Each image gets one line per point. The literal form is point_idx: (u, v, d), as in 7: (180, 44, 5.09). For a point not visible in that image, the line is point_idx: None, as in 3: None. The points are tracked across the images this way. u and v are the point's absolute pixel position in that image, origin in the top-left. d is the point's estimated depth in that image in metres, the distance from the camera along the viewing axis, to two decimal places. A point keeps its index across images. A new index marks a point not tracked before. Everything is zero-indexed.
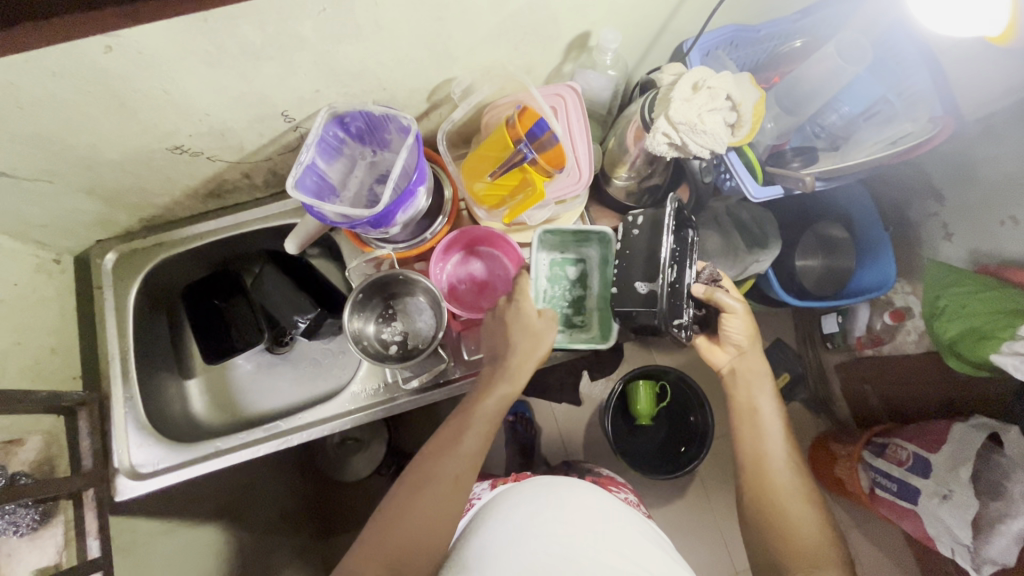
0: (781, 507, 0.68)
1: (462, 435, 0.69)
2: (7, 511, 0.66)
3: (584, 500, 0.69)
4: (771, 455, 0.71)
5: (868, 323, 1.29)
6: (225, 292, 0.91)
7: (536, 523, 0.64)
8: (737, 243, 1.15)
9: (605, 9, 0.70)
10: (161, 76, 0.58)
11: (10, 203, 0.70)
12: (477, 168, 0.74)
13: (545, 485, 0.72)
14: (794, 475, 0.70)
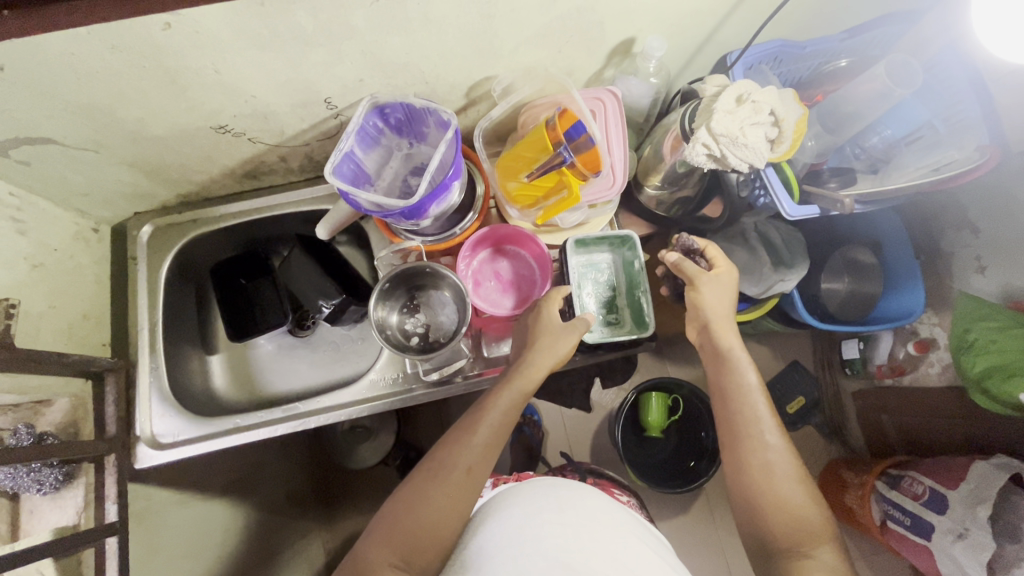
0: (762, 488, 0.63)
1: (475, 429, 0.69)
2: (33, 469, 0.68)
3: (583, 505, 0.68)
4: (751, 435, 0.66)
5: (891, 352, 1.30)
6: (251, 272, 0.93)
7: (535, 526, 0.63)
8: (762, 260, 1.13)
9: (652, 15, 0.69)
10: (213, 56, 0.59)
11: (56, 169, 0.72)
12: (512, 167, 0.74)
13: (541, 489, 0.71)
14: (783, 453, 0.65)
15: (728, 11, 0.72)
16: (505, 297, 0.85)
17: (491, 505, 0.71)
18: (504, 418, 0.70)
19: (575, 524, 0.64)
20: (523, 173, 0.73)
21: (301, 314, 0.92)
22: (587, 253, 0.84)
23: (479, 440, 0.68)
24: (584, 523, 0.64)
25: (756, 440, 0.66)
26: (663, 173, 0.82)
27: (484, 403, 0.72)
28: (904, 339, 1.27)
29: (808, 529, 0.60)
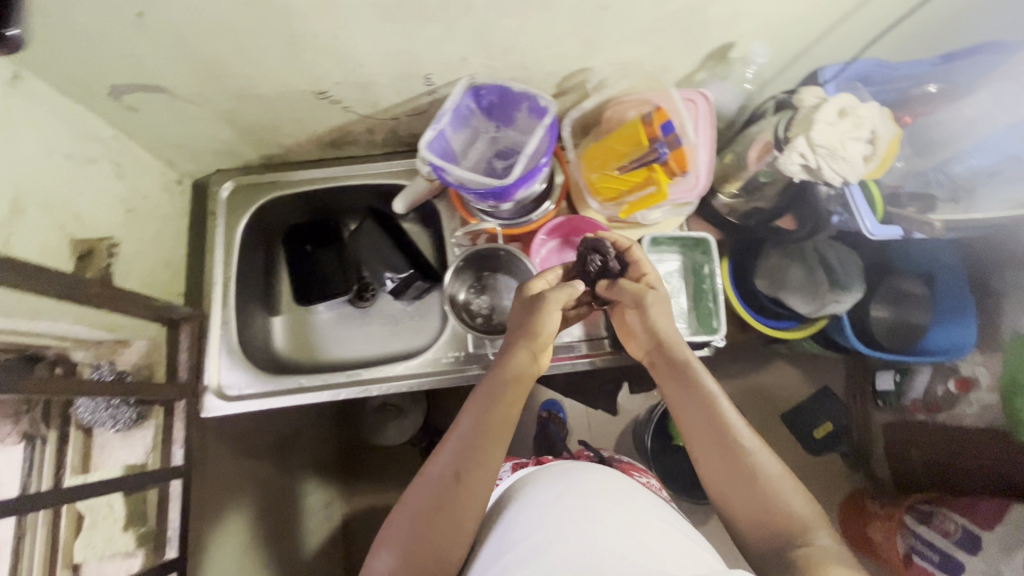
0: (743, 490, 0.59)
1: (463, 424, 0.65)
2: (110, 404, 0.72)
3: (588, 486, 0.65)
4: (728, 444, 0.61)
5: (928, 388, 1.25)
6: (317, 240, 0.95)
7: (553, 510, 0.60)
8: (817, 280, 1.13)
9: (759, 21, 0.70)
10: (336, 22, 0.60)
11: (159, 118, 0.74)
12: (601, 160, 0.75)
13: (549, 476, 0.68)
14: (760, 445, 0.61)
15: (833, 24, 0.72)
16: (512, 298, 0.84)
17: (509, 500, 0.69)
18: (491, 408, 0.65)
19: (561, 507, 0.60)
20: (613, 166, 0.74)
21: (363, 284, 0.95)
22: (658, 253, 0.84)
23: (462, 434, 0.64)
24: (572, 501, 0.61)
25: (732, 439, 0.61)
26: (742, 182, 0.83)
27: (473, 396, 0.68)
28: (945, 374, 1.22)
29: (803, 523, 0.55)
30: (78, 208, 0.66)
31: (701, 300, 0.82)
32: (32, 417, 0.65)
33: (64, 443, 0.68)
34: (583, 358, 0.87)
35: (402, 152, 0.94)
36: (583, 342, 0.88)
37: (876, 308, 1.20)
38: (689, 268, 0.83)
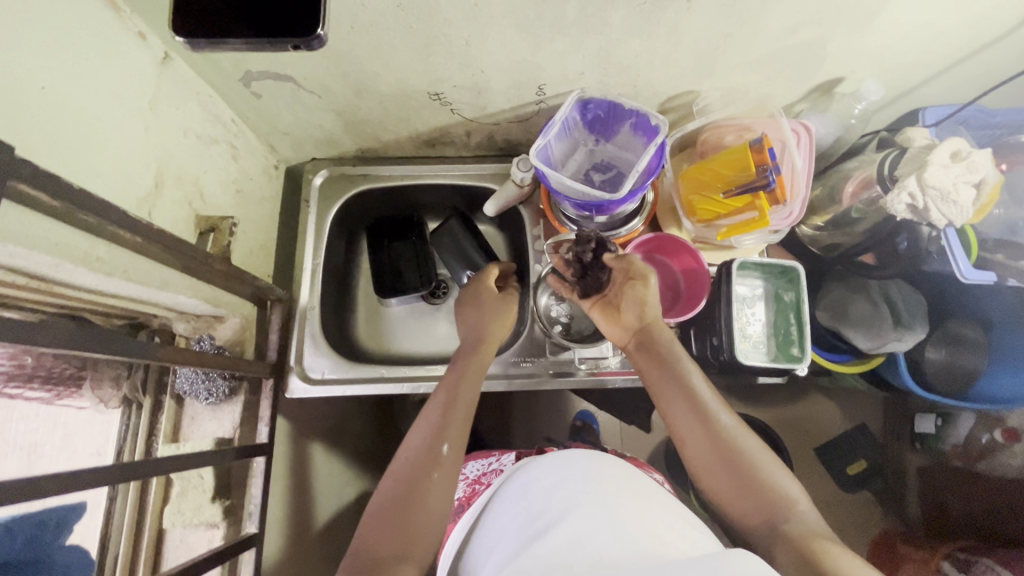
0: (725, 472, 0.60)
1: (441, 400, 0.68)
2: (206, 376, 0.75)
3: (588, 471, 0.64)
4: (712, 428, 0.61)
5: (971, 435, 1.21)
6: (393, 234, 0.98)
7: (557, 495, 0.60)
8: (882, 317, 1.08)
9: (876, 60, 0.71)
10: (474, 29, 0.62)
11: (278, 106, 0.77)
12: (704, 182, 0.76)
13: (547, 460, 0.69)
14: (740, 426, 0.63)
15: (946, 67, 0.73)
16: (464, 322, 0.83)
17: (509, 485, 0.69)
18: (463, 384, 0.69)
19: (565, 490, 0.61)
20: (716, 189, 0.75)
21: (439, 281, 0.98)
22: (743, 278, 0.84)
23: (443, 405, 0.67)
24: (572, 484, 0.61)
25: (715, 425, 0.62)
26: (831, 215, 0.85)
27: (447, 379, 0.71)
28: (990, 424, 1.18)
29: (789, 501, 0.57)
30: (202, 186, 0.69)
31: (786, 326, 0.82)
32: (131, 382, 0.72)
33: (155, 413, 0.74)
34: None
35: (491, 156, 0.96)
36: None
37: (929, 349, 1.14)
38: (772, 295, 0.84)
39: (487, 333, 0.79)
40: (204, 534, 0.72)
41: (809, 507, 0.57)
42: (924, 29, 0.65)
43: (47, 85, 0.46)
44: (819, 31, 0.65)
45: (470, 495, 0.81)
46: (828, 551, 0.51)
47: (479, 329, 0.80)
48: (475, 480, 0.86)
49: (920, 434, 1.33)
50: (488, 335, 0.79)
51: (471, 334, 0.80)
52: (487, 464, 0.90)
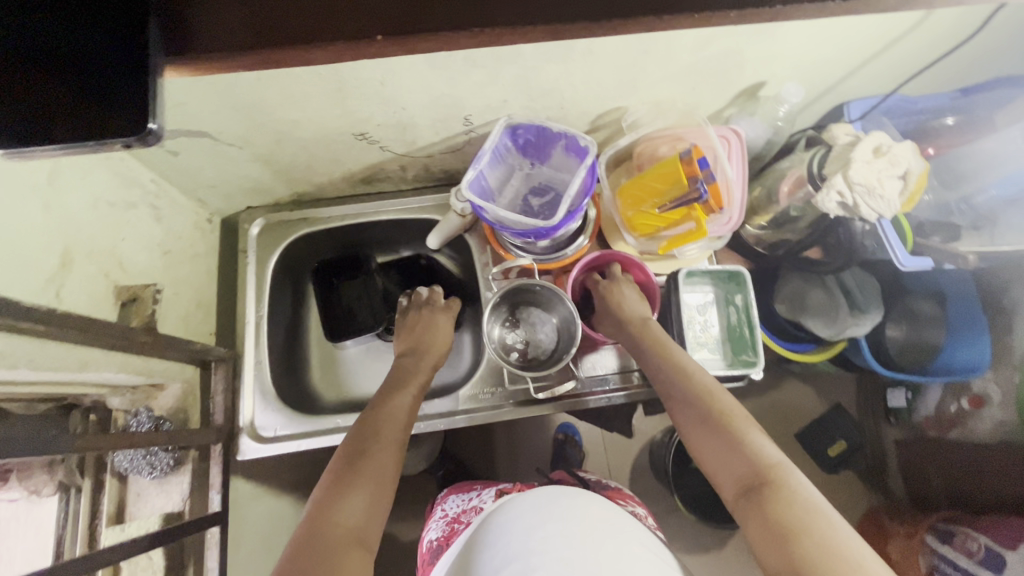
0: (717, 442, 0.61)
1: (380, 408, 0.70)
2: (148, 452, 0.71)
3: (566, 509, 0.66)
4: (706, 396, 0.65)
5: (940, 404, 1.23)
6: (341, 275, 0.94)
7: (535, 537, 0.61)
8: (838, 303, 1.11)
9: (791, 63, 0.72)
10: (386, 70, 0.61)
11: (198, 161, 0.74)
12: (640, 198, 0.76)
13: (532, 497, 0.69)
14: (732, 401, 0.65)
15: (860, 63, 0.74)
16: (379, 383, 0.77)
17: (484, 522, 0.71)
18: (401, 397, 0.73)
19: (545, 534, 0.61)
20: (652, 204, 0.75)
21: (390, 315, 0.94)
22: (691, 287, 0.84)
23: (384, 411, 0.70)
24: (554, 527, 0.62)
25: (712, 403, 0.64)
26: (771, 215, 0.86)
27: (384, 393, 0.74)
28: (957, 393, 1.20)
29: (772, 465, 0.56)
30: (120, 254, 0.66)
31: (740, 329, 0.82)
32: (65, 467, 0.68)
33: (95, 496, 0.70)
34: (617, 391, 0.85)
35: (431, 187, 0.94)
36: (616, 374, 0.86)
37: (889, 327, 1.18)
38: (722, 301, 0.84)
39: (400, 396, 0.73)
40: None
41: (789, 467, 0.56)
42: (833, 31, 0.66)
43: None
44: (730, 42, 0.65)
45: (448, 536, 0.78)
46: (800, 509, 0.51)
47: (392, 389, 0.74)
48: (453, 518, 0.83)
49: (894, 409, 1.34)
50: (400, 396, 0.73)
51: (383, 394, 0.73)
52: (464, 499, 0.86)
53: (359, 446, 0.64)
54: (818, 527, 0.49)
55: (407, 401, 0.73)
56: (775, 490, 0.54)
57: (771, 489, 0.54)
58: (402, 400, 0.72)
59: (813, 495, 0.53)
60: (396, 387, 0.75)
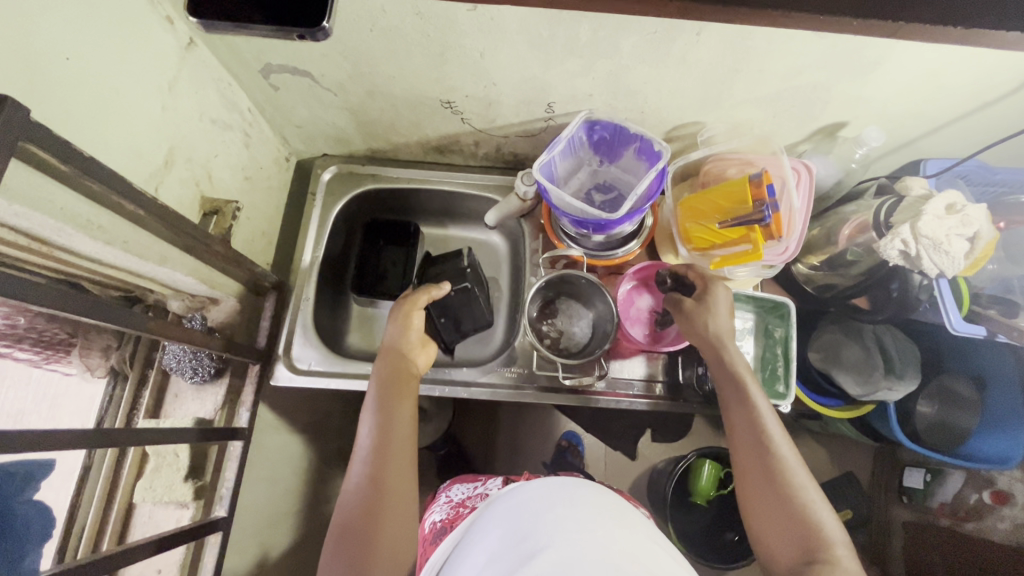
0: (777, 502, 0.60)
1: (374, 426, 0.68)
2: (195, 356, 0.75)
3: (575, 498, 0.64)
4: (778, 451, 0.63)
5: (959, 494, 1.19)
6: (390, 237, 0.99)
7: (545, 519, 0.59)
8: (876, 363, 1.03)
9: (877, 107, 0.72)
10: (489, 42, 0.64)
11: (294, 100, 0.79)
12: (702, 211, 0.78)
13: (534, 487, 0.68)
14: (801, 466, 0.62)
15: (949, 121, 0.74)
16: (362, 421, 0.69)
17: (494, 508, 0.69)
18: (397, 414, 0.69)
19: (552, 516, 0.60)
20: (713, 220, 0.76)
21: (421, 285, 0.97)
22: (731, 312, 0.85)
23: (377, 435, 0.67)
24: (561, 510, 0.61)
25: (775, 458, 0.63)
26: (827, 256, 0.86)
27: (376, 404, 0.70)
28: (979, 484, 1.16)
29: (829, 538, 0.56)
30: (211, 169, 0.71)
31: (775, 361, 0.82)
32: (120, 354, 0.74)
33: (139, 386, 0.76)
34: (641, 397, 0.86)
35: (498, 168, 0.98)
36: (641, 382, 0.87)
37: (922, 402, 1.10)
38: (760, 330, 0.84)
39: (393, 449, 0.66)
40: (173, 513, 0.72)
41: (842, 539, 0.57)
42: (926, 83, 0.67)
43: (72, 57, 0.48)
44: (822, 75, 0.66)
45: (453, 519, 0.79)
46: None
47: (383, 441, 0.66)
48: (459, 503, 0.85)
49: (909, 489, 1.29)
50: (393, 451, 0.66)
51: (375, 447, 0.66)
52: (470, 488, 0.89)
53: (361, 534, 0.59)
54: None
55: (401, 452, 0.66)
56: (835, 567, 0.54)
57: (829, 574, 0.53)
58: (394, 455, 0.65)
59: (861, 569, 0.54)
60: (384, 438, 0.67)
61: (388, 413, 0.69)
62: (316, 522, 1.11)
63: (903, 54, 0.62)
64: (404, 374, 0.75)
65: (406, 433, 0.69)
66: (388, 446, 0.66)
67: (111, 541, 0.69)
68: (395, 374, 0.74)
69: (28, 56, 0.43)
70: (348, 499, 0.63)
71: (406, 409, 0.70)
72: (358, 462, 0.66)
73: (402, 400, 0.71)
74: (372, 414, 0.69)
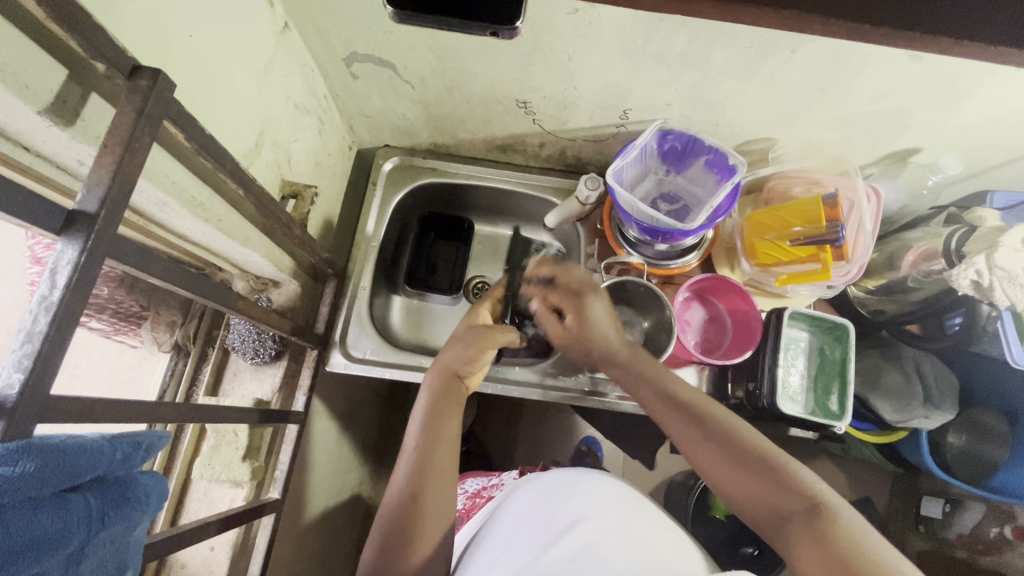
0: (716, 452, 0.57)
1: (412, 435, 0.65)
2: (258, 336, 0.74)
3: (590, 489, 0.64)
4: (702, 411, 0.61)
5: (978, 526, 1.14)
6: (442, 232, 0.99)
7: (566, 510, 0.59)
8: (915, 392, 0.90)
9: (957, 135, 0.72)
10: (581, 46, 0.65)
11: (371, 90, 0.79)
12: (771, 227, 0.78)
13: (551, 477, 0.67)
14: (741, 424, 0.60)
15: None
16: (409, 429, 0.66)
17: (512, 497, 0.68)
18: (441, 424, 0.66)
19: (573, 506, 0.60)
20: (782, 237, 0.77)
21: (470, 282, 0.99)
22: (788, 328, 0.85)
23: (417, 441, 0.64)
24: (579, 500, 0.61)
25: (697, 410, 0.61)
26: (886, 280, 0.87)
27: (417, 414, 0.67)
28: (1000, 518, 1.11)
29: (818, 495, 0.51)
30: (290, 153, 0.72)
31: (832, 381, 0.82)
32: (184, 330, 0.75)
33: (200, 362, 0.76)
34: None
35: (556, 171, 0.98)
36: None
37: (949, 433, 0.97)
38: (815, 348, 0.85)
39: (436, 463, 0.62)
40: (227, 492, 0.72)
41: (832, 494, 0.52)
42: (1012, 114, 0.67)
43: (193, 34, 0.49)
44: (909, 100, 0.67)
45: (470, 508, 0.81)
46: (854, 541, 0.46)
47: (427, 454, 0.62)
48: (474, 493, 0.86)
49: (924, 517, 1.22)
50: (436, 465, 0.62)
51: (418, 459, 0.62)
52: (485, 480, 0.90)
53: (396, 550, 0.57)
54: (811, 541, 0.48)
55: (445, 468, 0.62)
56: (822, 511, 0.49)
57: (828, 523, 0.48)
58: (437, 470, 0.62)
59: (864, 522, 0.48)
60: (428, 450, 0.63)
61: (436, 424, 0.65)
62: (344, 509, 1.11)
63: (996, 83, 0.62)
64: (454, 387, 0.70)
65: (451, 448, 0.65)
66: (430, 460, 0.62)
67: (167, 516, 0.69)
68: (445, 387, 0.70)
69: (160, 31, 0.45)
70: (388, 509, 0.60)
71: (454, 419, 0.67)
72: (400, 471, 0.62)
73: (451, 413, 0.67)
74: (420, 423, 0.66)
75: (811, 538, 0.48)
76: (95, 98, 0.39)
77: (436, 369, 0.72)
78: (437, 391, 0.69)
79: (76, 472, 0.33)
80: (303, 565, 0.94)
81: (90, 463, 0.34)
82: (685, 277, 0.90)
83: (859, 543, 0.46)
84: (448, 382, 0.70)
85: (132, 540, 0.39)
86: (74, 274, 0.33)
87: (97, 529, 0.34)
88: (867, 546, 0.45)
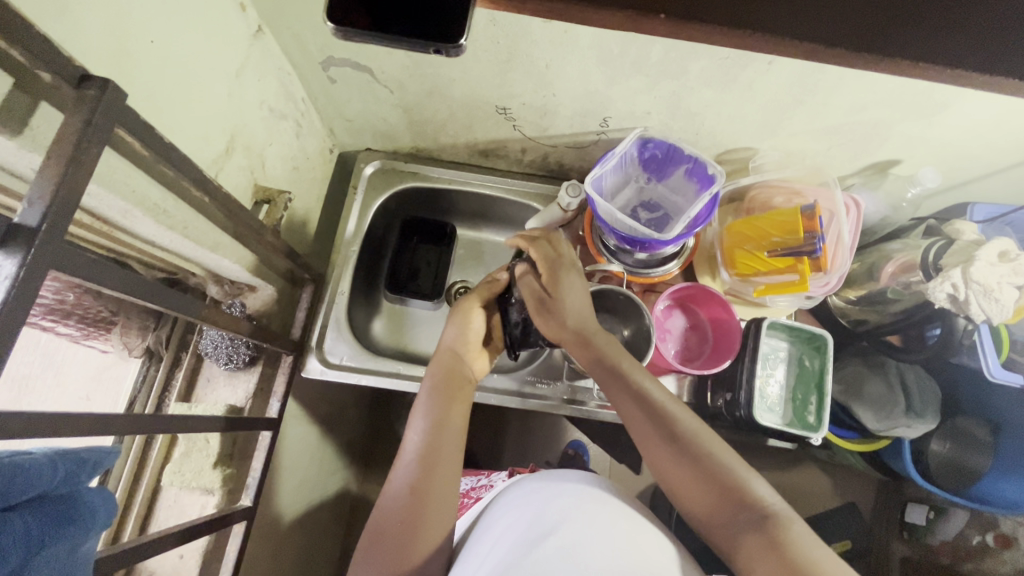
0: (675, 460, 0.56)
1: (413, 428, 0.64)
2: (231, 343, 0.74)
3: (578, 490, 0.61)
4: (664, 410, 0.60)
5: (960, 534, 1.13)
6: (424, 236, 0.98)
7: (553, 511, 0.57)
8: (896, 400, 0.89)
9: (935, 147, 0.72)
10: (558, 53, 0.64)
11: (349, 94, 0.79)
12: (750, 237, 0.77)
13: (541, 479, 0.65)
14: (704, 428, 0.59)
15: (1004, 165, 0.74)
16: (412, 421, 0.65)
17: (500, 497, 0.66)
18: (445, 414, 0.65)
19: (557, 507, 0.57)
20: (760, 247, 0.76)
21: (452, 286, 0.98)
22: (768, 338, 0.85)
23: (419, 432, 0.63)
24: (565, 502, 0.58)
25: (661, 412, 0.60)
26: (866, 291, 0.87)
27: (419, 405, 0.66)
28: (983, 526, 1.11)
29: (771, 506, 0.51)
30: (264, 157, 0.72)
31: (810, 392, 0.82)
32: (156, 335, 0.74)
33: (173, 367, 0.76)
34: None
35: (540, 176, 0.97)
36: None
37: (935, 441, 0.96)
38: (794, 358, 0.84)
39: (442, 457, 0.61)
40: (198, 499, 0.71)
41: (782, 505, 0.52)
42: (989, 127, 0.67)
43: (156, 39, 0.48)
44: (887, 112, 0.66)
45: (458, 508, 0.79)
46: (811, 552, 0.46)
47: (431, 450, 0.61)
48: (462, 493, 0.85)
49: (908, 523, 1.21)
50: (443, 457, 0.61)
51: (423, 452, 0.61)
52: (473, 480, 0.89)
53: (396, 542, 0.55)
54: (760, 551, 0.48)
55: (450, 463, 0.61)
56: (771, 522, 0.49)
57: (780, 532, 0.48)
58: (442, 466, 0.60)
59: (811, 532, 0.49)
60: (434, 444, 0.62)
61: (439, 416, 0.64)
62: (326, 513, 1.10)
63: (973, 97, 0.61)
64: (457, 378, 0.70)
65: (457, 440, 0.64)
66: (436, 450, 0.61)
67: (136, 522, 0.68)
68: (449, 376, 0.69)
69: (117, 36, 0.44)
70: (386, 504, 0.59)
71: (459, 410, 0.66)
72: (402, 468, 0.61)
73: (455, 403, 0.66)
74: (423, 417, 0.64)
75: (760, 548, 0.48)
76: (45, 106, 0.38)
77: (440, 361, 0.72)
78: (441, 385, 0.68)
79: (12, 492, 0.33)
80: (282, 569, 0.93)
81: (26, 483, 0.34)
82: (667, 285, 0.89)
83: (806, 555, 0.46)
84: (450, 371, 0.70)
85: (81, 558, 0.38)
86: (13, 290, 0.32)
87: (37, 548, 0.34)
88: (811, 561, 0.45)
